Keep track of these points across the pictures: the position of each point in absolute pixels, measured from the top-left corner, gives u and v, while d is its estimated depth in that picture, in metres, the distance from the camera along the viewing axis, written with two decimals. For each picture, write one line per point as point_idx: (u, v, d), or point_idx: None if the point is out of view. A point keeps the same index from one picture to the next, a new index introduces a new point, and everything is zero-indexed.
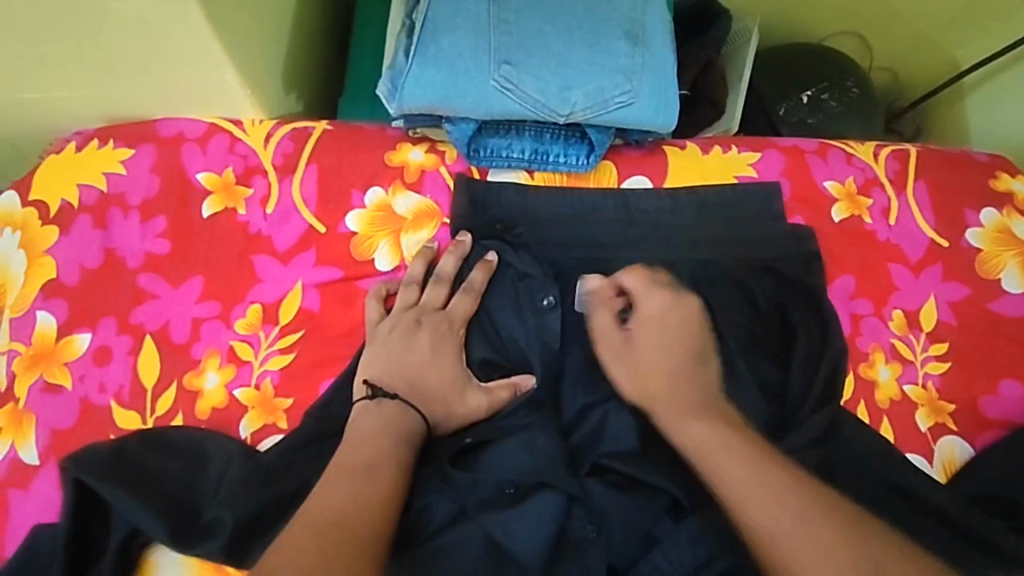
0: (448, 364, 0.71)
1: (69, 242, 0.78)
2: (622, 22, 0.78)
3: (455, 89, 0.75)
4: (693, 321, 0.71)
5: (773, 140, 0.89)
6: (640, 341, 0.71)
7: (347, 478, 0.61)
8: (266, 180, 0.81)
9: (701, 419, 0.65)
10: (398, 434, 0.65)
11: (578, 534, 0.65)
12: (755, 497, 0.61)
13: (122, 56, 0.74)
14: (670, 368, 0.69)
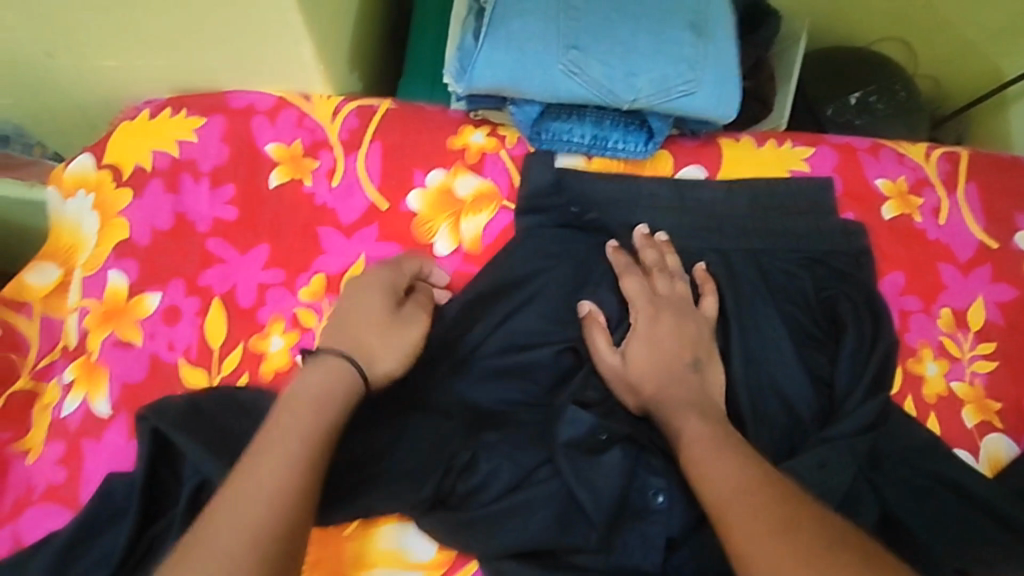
0: (399, 321, 0.70)
1: (142, 205, 0.80)
2: (687, 13, 0.79)
3: (524, 71, 0.76)
4: (688, 323, 0.75)
5: (826, 137, 0.91)
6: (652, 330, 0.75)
7: (301, 420, 0.61)
8: (332, 154, 0.84)
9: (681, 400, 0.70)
10: (338, 382, 0.64)
11: (640, 504, 0.69)
12: (718, 470, 0.63)
13: (204, 27, 0.76)
14: (671, 360, 0.73)
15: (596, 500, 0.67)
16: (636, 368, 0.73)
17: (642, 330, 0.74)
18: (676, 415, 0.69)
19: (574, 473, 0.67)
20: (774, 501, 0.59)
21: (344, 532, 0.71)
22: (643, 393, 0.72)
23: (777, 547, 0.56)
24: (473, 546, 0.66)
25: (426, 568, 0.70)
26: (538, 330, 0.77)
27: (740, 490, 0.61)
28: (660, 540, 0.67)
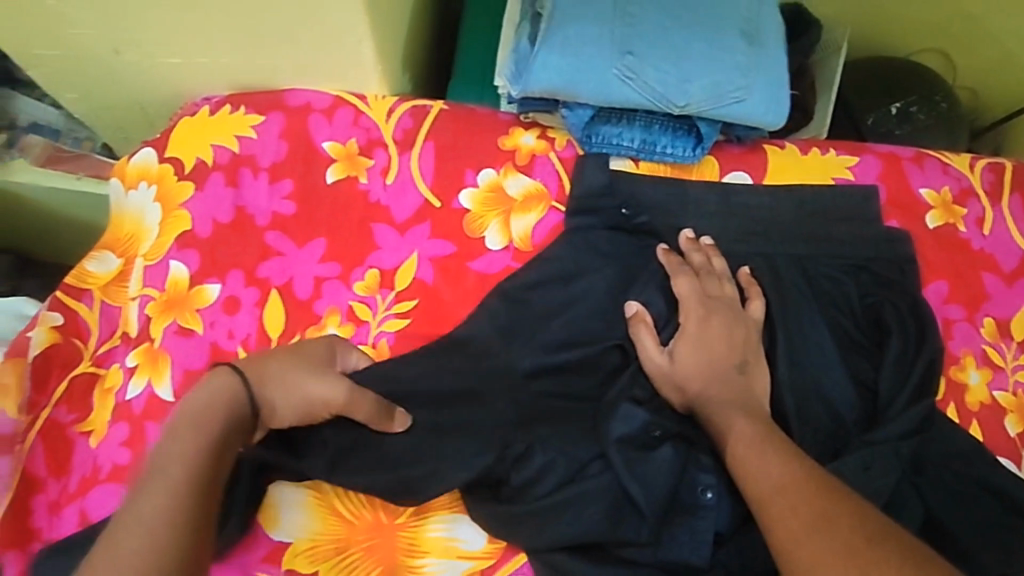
0: (312, 370, 0.70)
1: (204, 198, 0.83)
2: (739, 21, 0.80)
3: (579, 75, 0.77)
4: (737, 326, 0.77)
5: (871, 145, 0.92)
6: (707, 330, 0.76)
7: (187, 432, 0.62)
8: (386, 153, 0.86)
9: (733, 399, 0.73)
10: (225, 406, 0.65)
11: (689, 500, 0.71)
12: (763, 467, 0.66)
13: (271, 27, 0.78)
14: (721, 361, 0.75)
15: (648, 496, 0.70)
16: (685, 369, 0.75)
17: (691, 331, 0.76)
18: (723, 414, 0.72)
19: (626, 469, 0.71)
20: (815, 497, 0.62)
21: (395, 522, 0.73)
22: (690, 392, 0.74)
23: (818, 542, 0.59)
24: (525, 539, 0.70)
25: (476, 558, 0.72)
26: (587, 329, 0.78)
27: (784, 486, 0.64)
28: (709, 534, 0.70)
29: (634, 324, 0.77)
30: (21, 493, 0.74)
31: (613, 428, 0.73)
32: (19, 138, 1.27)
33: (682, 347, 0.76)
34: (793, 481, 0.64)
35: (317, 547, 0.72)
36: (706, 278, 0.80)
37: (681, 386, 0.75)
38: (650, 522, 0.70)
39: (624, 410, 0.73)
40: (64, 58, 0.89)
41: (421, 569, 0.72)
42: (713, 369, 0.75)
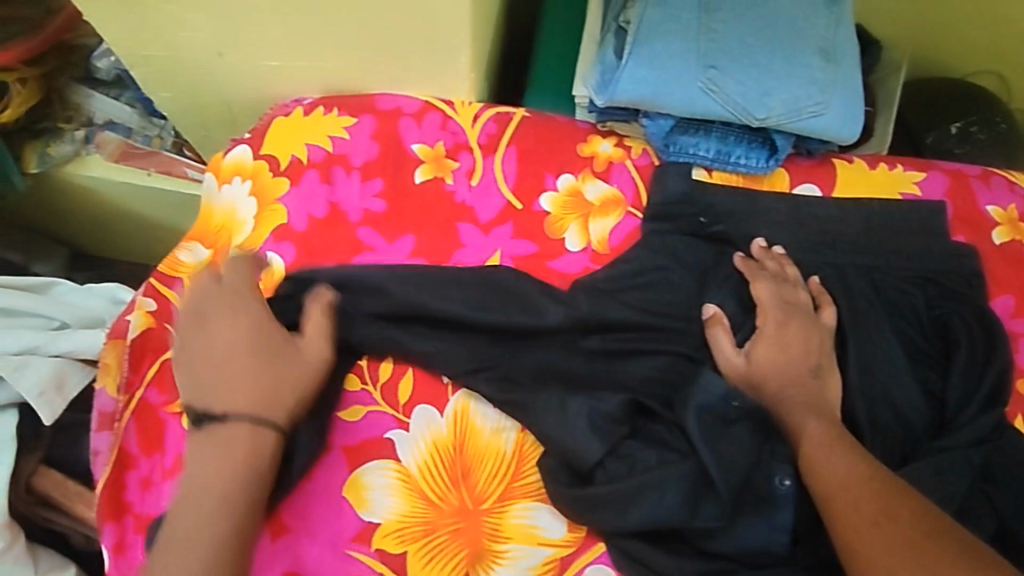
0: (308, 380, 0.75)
1: (300, 193, 0.87)
2: (817, 39, 0.84)
3: (665, 87, 0.81)
4: (813, 334, 0.80)
5: (937, 163, 0.95)
6: (784, 334, 0.80)
7: (217, 453, 0.70)
8: (471, 156, 0.90)
9: (810, 401, 0.76)
10: (224, 431, 0.71)
11: (767, 490, 0.73)
12: (832, 463, 0.71)
13: (378, 34, 0.84)
14: (799, 364, 0.78)
15: (726, 475, 0.72)
16: (763, 370, 0.78)
17: (769, 333, 0.80)
18: (800, 414, 0.75)
19: (706, 446, 0.72)
20: (879, 495, 0.68)
21: (481, 508, 0.77)
22: (766, 391, 0.78)
23: (880, 535, 0.65)
24: (606, 522, 0.73)
25: (557, 546, 0.75)
26: (664, 330, 0.82)
27: (851, 485, 0.69)
28: (787, 523, 0.72)
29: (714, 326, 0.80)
30: (121, 468, 0.79)
31: (694, 396, 0.75)
32: (94, 134, 1.32)
33: (760, 348, 0.79)
34: (858, 478, 0.69)
35: (406, 528, 0.75)
36: (788, 287, 0.83)
37: (758, 386, 0.78)
38: (729, 508, 0.72)
39: (705, 380, 0.75)
40: (168, 59, 0.94)
41: (505, 554, 0.75)
42: (791, 372, 0.78)
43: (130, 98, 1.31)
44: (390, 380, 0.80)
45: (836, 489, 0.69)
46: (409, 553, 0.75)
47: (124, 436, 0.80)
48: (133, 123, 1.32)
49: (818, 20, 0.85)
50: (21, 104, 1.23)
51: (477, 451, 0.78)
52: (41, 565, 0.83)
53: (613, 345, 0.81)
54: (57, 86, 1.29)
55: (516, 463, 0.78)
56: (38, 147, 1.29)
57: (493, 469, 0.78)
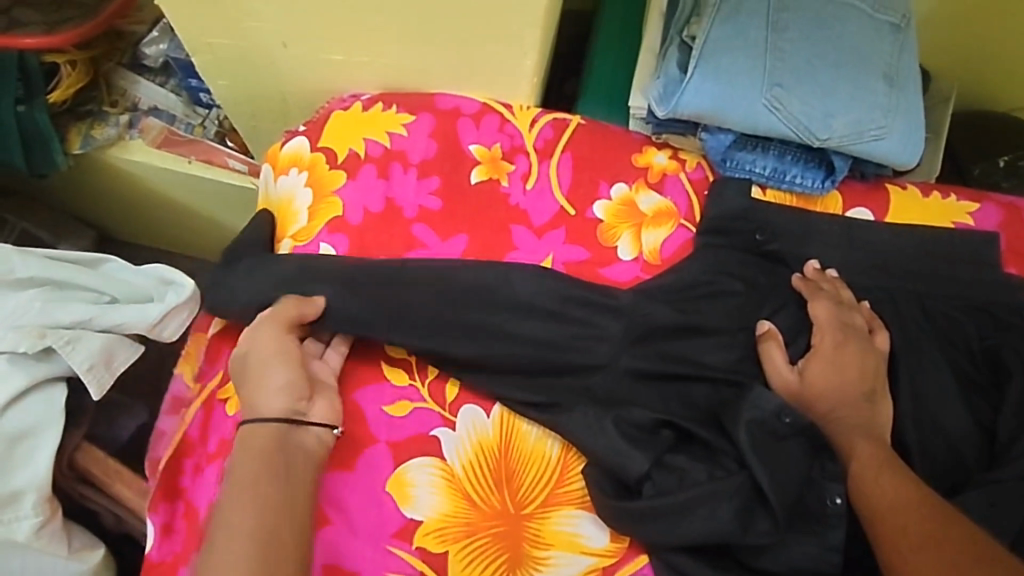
0: (284, 360, 0.74)
1: (356, 186, 0.88)
2: (882, 64, 0.85)
3: (730, 102, 0.83)
4: (870, 357, 0.80)
5: (990, 194, 0.95)
6: (841, 358, 0.79)
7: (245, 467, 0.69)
8: (527, 160, 0.90)
9: (864, 425, 0.76)
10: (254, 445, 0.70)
11: (818, 511, 0.73)
12: (877, 481, 0.71)
13: (448, 32, 0.85)
14: (855, 388, 0.78)
15: (779, 490, 0.72)
16: (814, 389, 0.78)
17: (824, 352, 0.80)
18: (852, 435, 0.75)
19: (758, 460, 0.72)
20: (928, 518, 0.67)
21: (524, 513, 0.76)
22: (816, 410, 0.78)
23: (928, 559, 0.64)
24: (655, 533, 0.72)
25: (599, 555, 0.75)
26: (716, 343, 0.81)
27: (899, 508, 0.68)
28: (839, 543, 0.72)
29: (767, 347, 0.80)
30: (179, 453, 0.79)
31: (743, 413, 0.75)
32: (139, 119, 1.32)
33: (814, 368, 0.79)
34: (904, 501, 0.69)
35: (447, 527, 0.75)
36: (844, 314, 0.82)
37: (807, 404, 0.78)
38: (781, 523, 0.72)
39: (755, 394, 0.76)
40: (232, 47, 0.95)
41: (547, 560, 0.75)
42: (845, 395, 0.78)
43: (176, 86, 1.33)
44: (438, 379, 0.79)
45: (885, 508, 0.69)
46: (450, 553, 0.74)
47: (189, 424, 0.80)
48: (177, 110, 1.33)
49: (883, 46, 0.86)
50: (71, 86, 1.24)
51: (522, 455, 0.77)
52: (75, 543, 0.82)
53: (665, 355, 0.80)
54: (103, 71, 1.30)
55: (560, 470, 0.77)
56: (83, 128, 1.29)
57: (537, 474, 0.77)
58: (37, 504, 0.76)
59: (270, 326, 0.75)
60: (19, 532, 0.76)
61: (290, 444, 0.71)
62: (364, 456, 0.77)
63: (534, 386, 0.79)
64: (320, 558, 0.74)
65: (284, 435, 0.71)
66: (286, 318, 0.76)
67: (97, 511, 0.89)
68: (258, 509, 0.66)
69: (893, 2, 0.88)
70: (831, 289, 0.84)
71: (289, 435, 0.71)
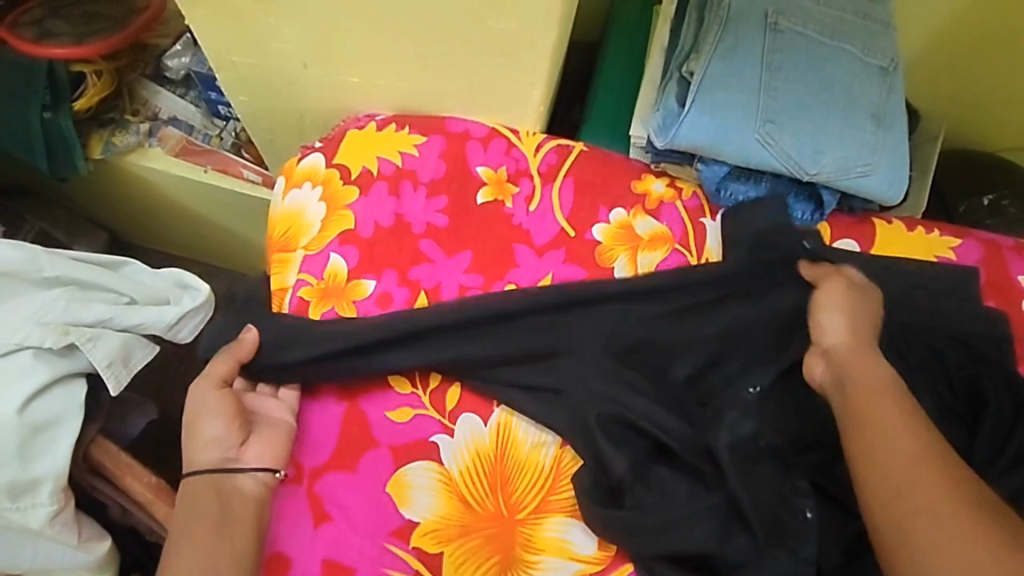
0: (216, 415, 0.76)
1: (368, 202, 0.92)
2: (870, 105, 0.91)
3: (724, 136, 0.87)
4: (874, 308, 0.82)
5: (972, 231, 1.00)
6: (851, 310, 0.81)
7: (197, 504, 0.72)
8: (531, 183, 0.95)
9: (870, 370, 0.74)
10: (203, 490, 0.73)
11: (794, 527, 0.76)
12: (900, 432, 0.69)
13: (461, 59, 0.91)
14: (865, 333, 0.79)
15: (757, 508, 0.75)
16: (848, 340, 0.78)
17: (834, 300, 0.81)
18: (865, 398, 0.72)
19: (738, 479, 0.76)
20: (942, 482, 0.64)
21: (516, 517, 0.79)
22: (852, 370, 0.75)
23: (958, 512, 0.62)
24: (638, 543, 0.76)
25: (586, 562, 0.78)
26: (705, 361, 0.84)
27: (921, 458, 0.66)
28: (813, 557, 0.74)
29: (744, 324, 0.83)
30: None
31: (722, 434, 0.79)
32: (158, 128, 1.37)
33: (829, 318, 0.80)
34: (926, 454, 0.67)
35: (444, 529, 0.78)
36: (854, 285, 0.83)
37: (842, 364, 0.77)
38: (759, 536, 0.75)
39: (732, 419, 0.80)
40: (256, 66, 1.00)
41: (538, 565, 0.78)
42: (861, 340, 0.78)
43: (195, 98, 1.39)
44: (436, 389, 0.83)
45: (913, 468, 0.66)
46: (444, 554, 0.77)
47: None
48: (195, 121, 1.39)
49: (871, 88, 0.91)
50: (96, 94, 1.30)
51: (517, 463, 0.81)
52: (84, 535, 0.85)
53: (653, 374, 0.83)
54: (126, 81, 1.37)
55: (552, 480, 0.81)
56: (104, 135, 1.34)
57: (530, 482, 0.81)
58: (53, 493, 0.79)
59: (203, 385, 0.78)
60: (34, 518, 0.79)
61: (228, 488, 0.74)
62: (367, 458, 0.81)
63: (529, 398, 0.82)
64: (321, 553, 0.77)
65: (219, 483, 0.74)
66: (218, 373, 0.79)
67: (105, 503, 0.92)
68: (193, 551, 0.69)
69: (882, 47, 0.93)
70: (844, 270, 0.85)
71: (223, 481, 0.74)
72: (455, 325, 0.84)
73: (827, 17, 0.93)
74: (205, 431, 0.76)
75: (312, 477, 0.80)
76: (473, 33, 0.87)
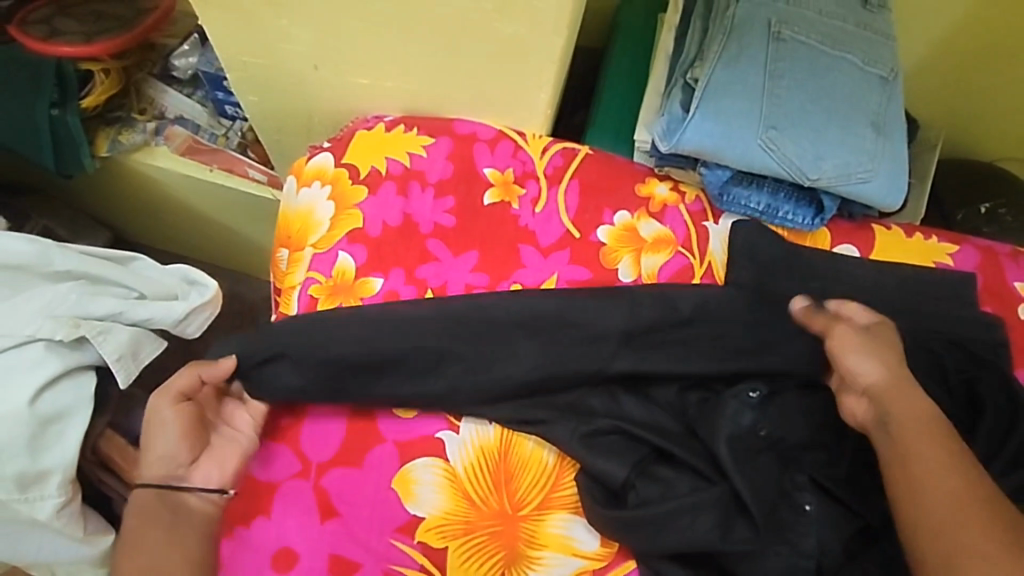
0: (171, 426, 0.76)
1: (377, 201, 0.94)
2: (870, 114, 0.92)
3: (728, 141, 0.89)
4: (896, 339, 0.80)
5: (970, 238, 1.01)
6: (879, 343, 0.79)
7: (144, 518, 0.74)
8: (537, 185, 0.97)
9: (913, 409, 0.74)
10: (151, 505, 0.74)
11: (790, 520, 0.78)
12: (935, 474, 0.70)
13: (471, 61, 0.92)
14: (896, 369, 0.76)
15: (757, 498, 0.77)
16: (883, 377, 0.76)
17: (853, 343, 0.78)
18: (912, 433, 0.72)
19: (737, 469, 0.78)
20: (990, 525, 0.66)
21: (519, 514, 0.80)
22: (893, 412, 0.74)
23: (988, 555, 0.64)
24: (640, 540, 0.77)
25: (590, 558, 0.79)
26: (706, 361, 0.85)
27: (954, 499, 0.68)
28: (812, 549, 0.77)
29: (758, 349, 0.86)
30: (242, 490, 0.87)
31: (723, 426, 0.80)
32: (165, 127, 1.38)
33: (857, 358, 0.77)
34: (961, 496, 0.68)
35: (448, 524, 0.79)
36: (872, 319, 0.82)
37: (882, 401, 0.75)
38: (760, 532, 0.77)
39: (732, 410, 0.82)
40: (266, 66, 1.01)
41: (541, 560, 0.79)
42: (894, 378, 0.76)
43: (202, 97, 1.40)
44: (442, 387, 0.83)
45: (945, 511, 0.68)
46: (449, 549, 0.79)
47: None
48: (202, 120, 1.40)
49: (872, 97, 0.93)
50: (103, 92, 1.31)
51: (521, 460, 0.82)
52: (89, 527, 0.85)
53: (656, 374, 0.84)
54: (134, 80, 1.38)
55: (555, 477, 0.82)
56: (111, 133, 1.35)
57: (534, 479, 0.82)
58: (61, 485, 0.79)
59: (164, 394, 0.78)
60: (41, 511, 0.79)
61: (184, 504, 0.75)
62: (373, 454, 0.81)
63: (534, 396, 0.83)
64: (326, 547, 0.78)
65: (167, 497, 0.75)
66: (178, 385, 0.78)
67: (111, 498, 0.93)
68: (149, 563, 0.72)
69: (883, 57, 0.95)
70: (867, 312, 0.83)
71: (167, 498, 0.75)
72: (462, 324, 0.86)
73: (829, 27, 0.94)
74: (163, 443, 0.76)
75: (317, 471, 0.81)
76: (484, 36, 0.88)
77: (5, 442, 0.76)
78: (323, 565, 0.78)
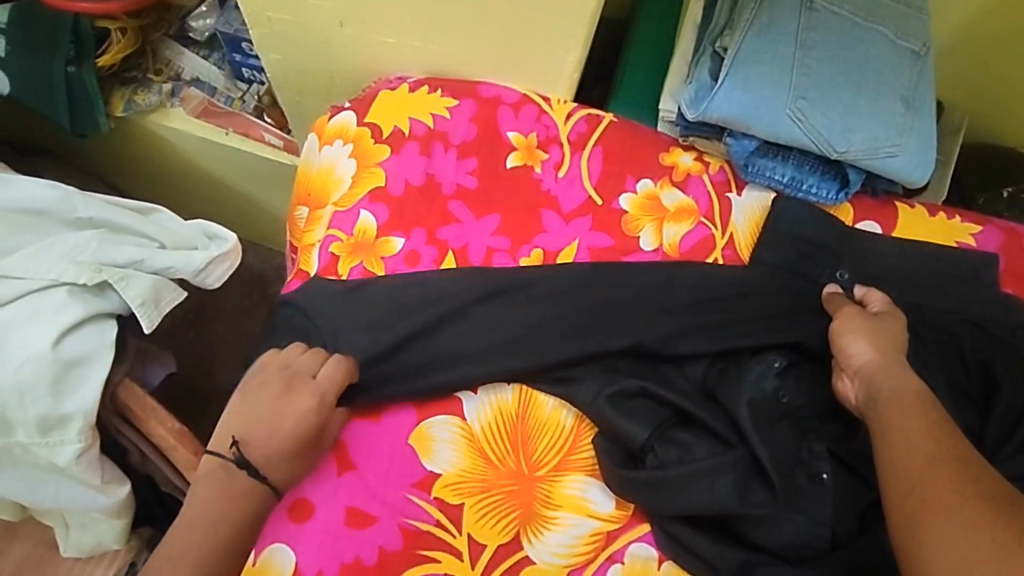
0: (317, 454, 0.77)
1: (400, 160, 0.93)
2: (901, 88, 0.91)
3: (757, 111, 0.88)
4: (901, 332, 0.82)
5: (993, 219, 1.01)
6: (879, 331, 0.81)
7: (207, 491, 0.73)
8: (561, 150, 0.96)
9: (903, 389, 0.75)
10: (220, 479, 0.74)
11: (803, 488, 0.79)
12: (911, 440, 0.70)
13: (498, 22, 0.91)
14: (894, 357, 0.79)
15: (775, 462, 0.78)
16: (875, 361, 0.79)
17: (853, 327, 0.82)
18: (897, 408, 0.74)
19: (758, 436, 0.78)
20: (956, 476, 0.66)
21: (536, 475, 0.81)
22: (882, 392, 0.76)
23: (945, 509, 0.63)
24: (655, 503, 0.77)
25: (604, 519, 0.80)
26: (725, 332, 0.86)
27: (928, 460, 0.68)
28: (825, 517, 0.78)
29: (775, 324, 0.86)
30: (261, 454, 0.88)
31: (745, 392, 0.81)
32: (180, 89, 1.36)
33: (856, 345, 0.80)
34: (933, 460, 0.68)
35: (464, 481, 0.80)
36: (881, 312, 0.85)
37: (871, 381, 0.77)
38: (777, 498, 0.77)
39: (754, 376, 0.83)
40: (291, 23, 1.00)
41: (556, 520, 0.80)
42: (890, 364, 0.78)
43: (218, 60, 1.38)
44: (460, 351, 0.83)
45: (915, 472, 0.67)
46: (465, 505, 0.79)
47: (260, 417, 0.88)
48: (218, 83, 1.38)
49: (904, 71, 0.92)
50: (120, 52, 1.29)
51: (538, 422, 0.83)
52: (106, 475, 0.85)
53: (673, 343, 0.85)
54: (150, 40, 1.36)
55: (572, 439, 0.83)
56: (126, 94, 1.33)
57: (551, 442, 0.82)
58: (82, 431, 0.79)
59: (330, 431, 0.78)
60: (60, 455, 0.80)
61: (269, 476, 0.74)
62: (392, 411, 0.82)
63: (552, 359, 0.84)
64: (343, 499, 0.78)
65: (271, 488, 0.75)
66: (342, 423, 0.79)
67: (127, 448, 0.93)
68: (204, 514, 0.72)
69: (915, 31, 0.94)
70: (867, 300, 0.87)
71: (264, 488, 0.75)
72: (481, 282, 0.86)
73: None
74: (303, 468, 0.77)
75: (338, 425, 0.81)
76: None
77: (29, 384, 0.77)
78: (339, 518, 0.78)
